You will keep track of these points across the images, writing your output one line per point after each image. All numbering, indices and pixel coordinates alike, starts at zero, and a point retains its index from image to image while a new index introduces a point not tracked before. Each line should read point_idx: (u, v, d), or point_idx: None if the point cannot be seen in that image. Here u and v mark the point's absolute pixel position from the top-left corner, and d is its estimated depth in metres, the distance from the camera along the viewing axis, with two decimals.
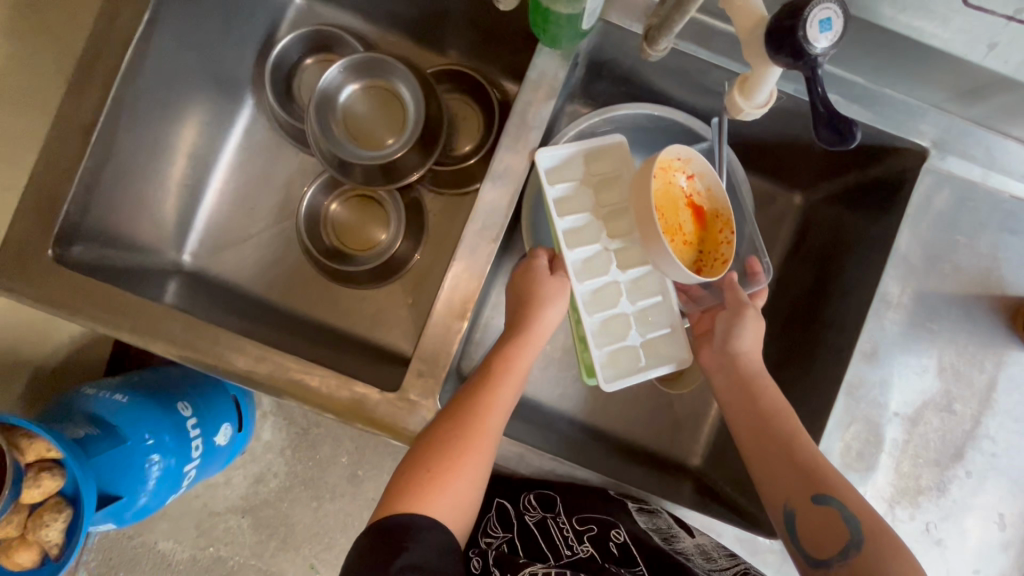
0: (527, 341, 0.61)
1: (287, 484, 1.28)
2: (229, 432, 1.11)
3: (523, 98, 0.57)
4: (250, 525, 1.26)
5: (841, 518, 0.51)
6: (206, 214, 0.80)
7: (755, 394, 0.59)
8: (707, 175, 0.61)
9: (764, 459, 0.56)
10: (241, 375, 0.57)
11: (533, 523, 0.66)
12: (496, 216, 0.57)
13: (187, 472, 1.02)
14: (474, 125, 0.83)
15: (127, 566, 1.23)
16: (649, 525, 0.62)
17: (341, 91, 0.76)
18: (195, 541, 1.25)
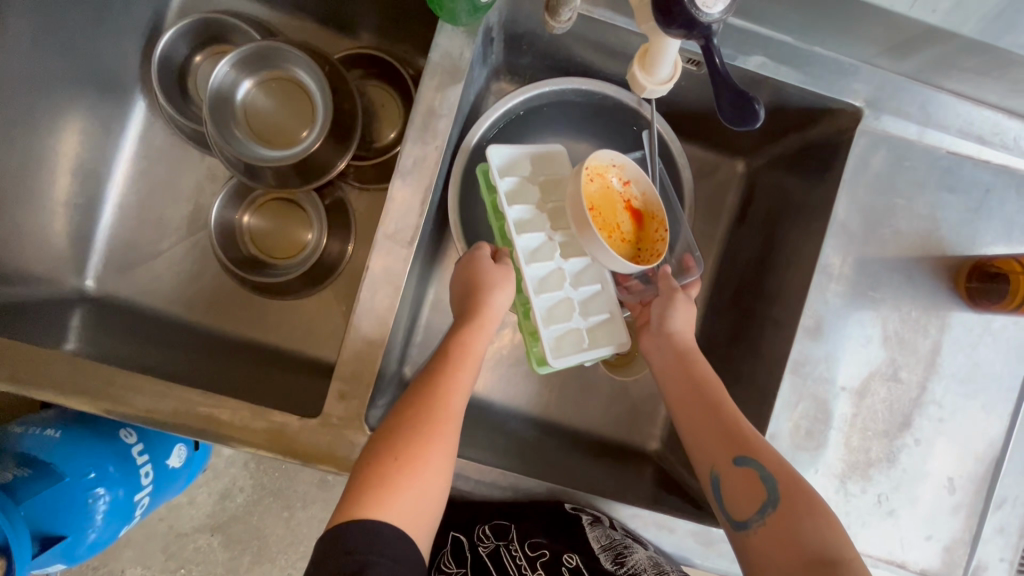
0: (481, 327, 0.57)
1: (255, 497, 1.23)
2: (184, 451, 1.00)
3: (427, 81, 0.52)
4: (221, 543, 1.22)
5: (757, 478, 0.50)
6: (109, 231, 0.73)
7: (690, 368, 0.58)
8: (641, 180, 0.60)
9: (702, 426, 0.54)
10: (145, 415, 0.52)
11: (487, 555, 0.67)
12: (408, 218, 0.52)
13: (139, 500, 0.95)
14: (396, 112, 0.77)
15: None
16: (601, 541, 0.63)
17: (236, 88, 0.68)
18: (164, 565, 1.21)
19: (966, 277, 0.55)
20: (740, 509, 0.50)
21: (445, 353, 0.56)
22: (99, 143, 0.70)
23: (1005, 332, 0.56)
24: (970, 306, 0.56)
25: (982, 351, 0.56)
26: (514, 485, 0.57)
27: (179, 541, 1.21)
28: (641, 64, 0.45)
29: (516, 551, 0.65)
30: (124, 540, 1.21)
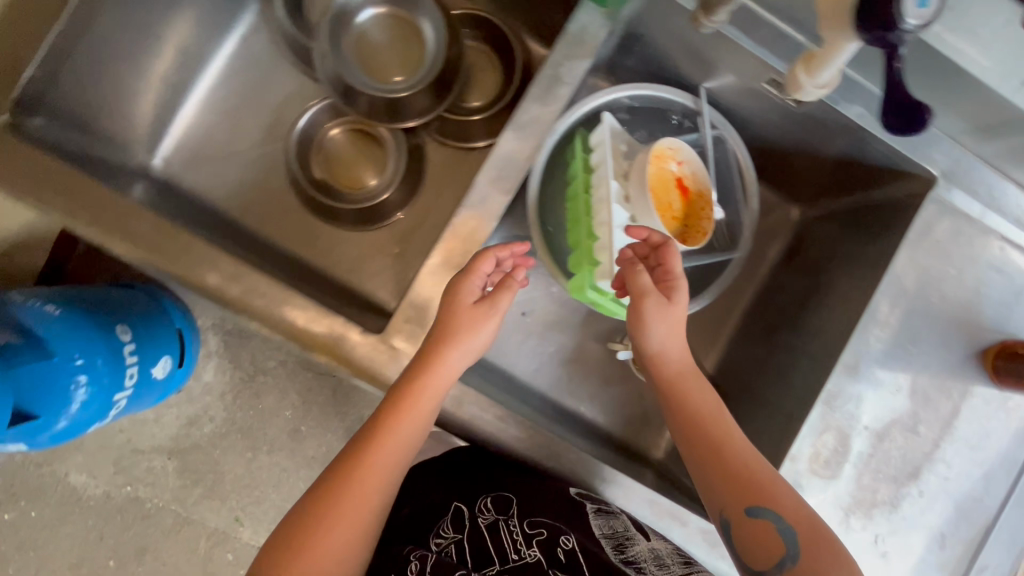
0: (457, 343, 0.52)
1: (222, 431, 1.21)
2: (167, 365, 1.03)
3: (560, 50, 0.55)
4: (175, 468, 1.20)
5: (775, 529, 0.52)
6: (188, 119, 0.73)
7: (695, 418, 0.58)
8: (693, 162, 0.69)
9: (711, 476, 0.56)
10: (210, 294, 0.52)
11: (486, 525, 0.68)
12: (511, 168, 0.54)
13: (117, 400, 0.93)
14: (492, 81, 0.79)
15: (31, 494, 1.16)
16: (603, 530, 0.64)
17: (360, 12, 0.72)
18: (112, 478, 1.18)
19: (994, 354, 0.59)
20: (757, 560, 0.53)
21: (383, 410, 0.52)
22: (205, 37, 0.71)
23: (1018, 411, 0.60)
24: (993, 381, 0.60)
25: (994, 424, 0.60)
26: (544, 447, 0.58)
27: (135, 457, 1.19)
28: (805, 66, 0.51)
29: (515, 526, 0.66)
30: (78, 442, 1.18)
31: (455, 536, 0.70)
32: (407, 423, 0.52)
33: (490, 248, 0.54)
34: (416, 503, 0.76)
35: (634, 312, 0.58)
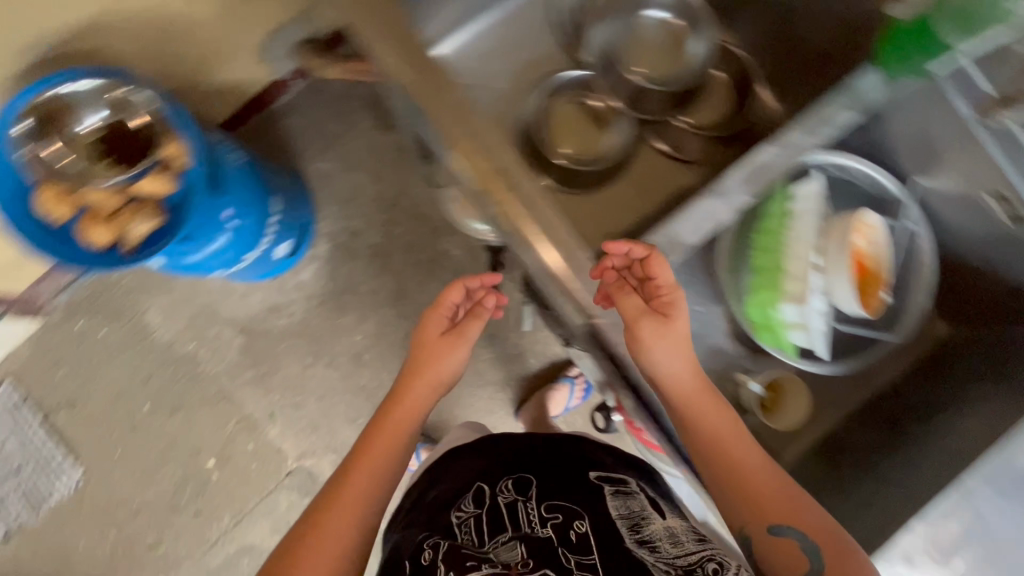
0: (431, 372, 0.85)
1: (293, 329, 1.44)
2: (286, 249, 1.28)
3: (839, 97, 0.62)
4: (239, 345, 1.43)
5: (798, 545, 0.61)
6: (457, 44, 0.87)
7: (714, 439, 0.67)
8: (878, 241, 0.74)
9: (732, 499, 0.64)
10: (476, 177, 0.59)
11: (505, 501, 0.90)
12: (766, 174, 0.61)
13: (247, 255, 1.13)
14: (719, 107, 0.91)
15: (111, 314, 1.40)
16: (620, 510, 0.86)
17: (655, 11, 0.90)
18: (182, 330, 1.42)
19: None
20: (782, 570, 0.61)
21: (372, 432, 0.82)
22: None
23: None
24: None
25: None
26: None
27: (227, 318, 1.43)
28: None
29: (532, 507, 0.88)
30: (164, 288, 1.42)
31: (476, 510, 0.91)
32: (400, 413, 0.84)
33: (464, 272, 0.68)
34: (449, 485, 0.97)
35: (633, 337, 0.64)
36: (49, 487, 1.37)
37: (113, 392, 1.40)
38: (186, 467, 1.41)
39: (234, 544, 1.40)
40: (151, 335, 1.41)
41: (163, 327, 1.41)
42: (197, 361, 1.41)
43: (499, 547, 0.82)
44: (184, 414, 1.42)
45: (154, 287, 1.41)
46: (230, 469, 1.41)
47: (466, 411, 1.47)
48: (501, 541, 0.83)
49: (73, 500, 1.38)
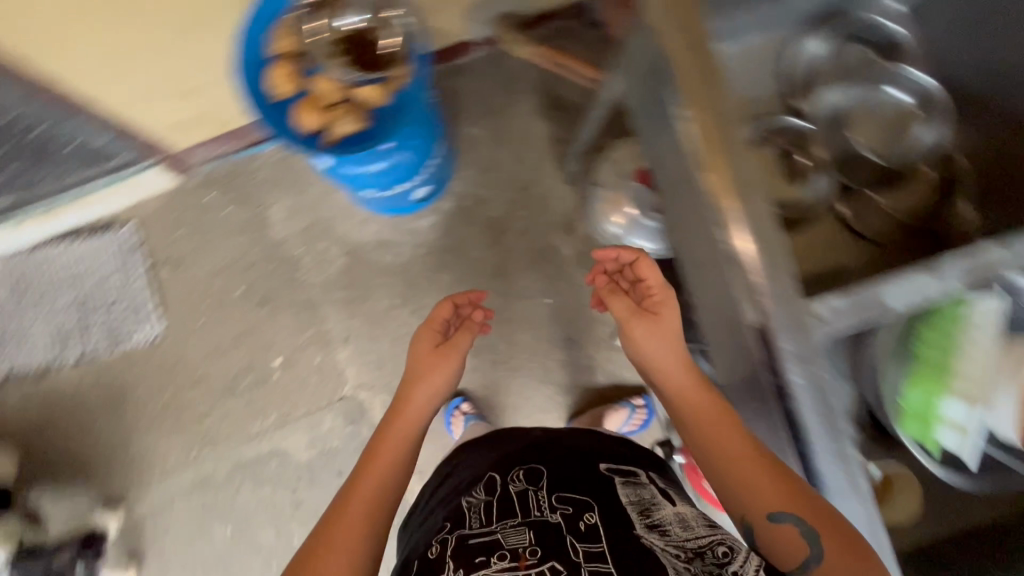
0: (429, 377, 0.94)
1: (393, 269, 1.49)
2: (424, 193, 1.35)
3: None
4: (341, 265, 1.49)
5: (796, 530, 0.64)
6: None
7: (699, 414, 0.77)
8: None
9: (734, 489, 0.69)
10: (713, 178, 0.62)
11: (516, 489, 0.87)
12: (987, 271, 0.63)
13: (402, 183, 1.21)
14: (917, 199, 0.97)
15: (240, 197, 1.48)
16: (630, 498, 0.84)
17: (896, 95, 1.01)
18: (295, 233, 1.48)
19: None
20: (786, 558, 0.65)
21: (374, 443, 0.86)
22: None
23: None
24: None
25: None
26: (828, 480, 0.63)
27: (340, 237, 1.49)
28: None
29: (542, 496, 0.84)
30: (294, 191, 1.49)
31: (486, 497, 0.89)
32: (403, 423, 0.89)
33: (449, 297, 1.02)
34: (466, 473, 0.99)
35: (630, 335, 0.86)
36: (132, 330, 1.46)
37: (215, 268, 1.48)
38: (254, 358, 1.47)
39: (270, 443, 1.46)
40: (267, 229, 1.48)
41: (281, 226, 1.48)
42: (299, 267, 1.47)
43: (505, 529, 0.79)
44: (269, 310, 1.48)
45: (285, 186, 1.48)
46: (291, 374, 1.47)
47: (522, 401, 1.49)
48: (507, 522, 0.80)
49: (147, 350, 1.46)
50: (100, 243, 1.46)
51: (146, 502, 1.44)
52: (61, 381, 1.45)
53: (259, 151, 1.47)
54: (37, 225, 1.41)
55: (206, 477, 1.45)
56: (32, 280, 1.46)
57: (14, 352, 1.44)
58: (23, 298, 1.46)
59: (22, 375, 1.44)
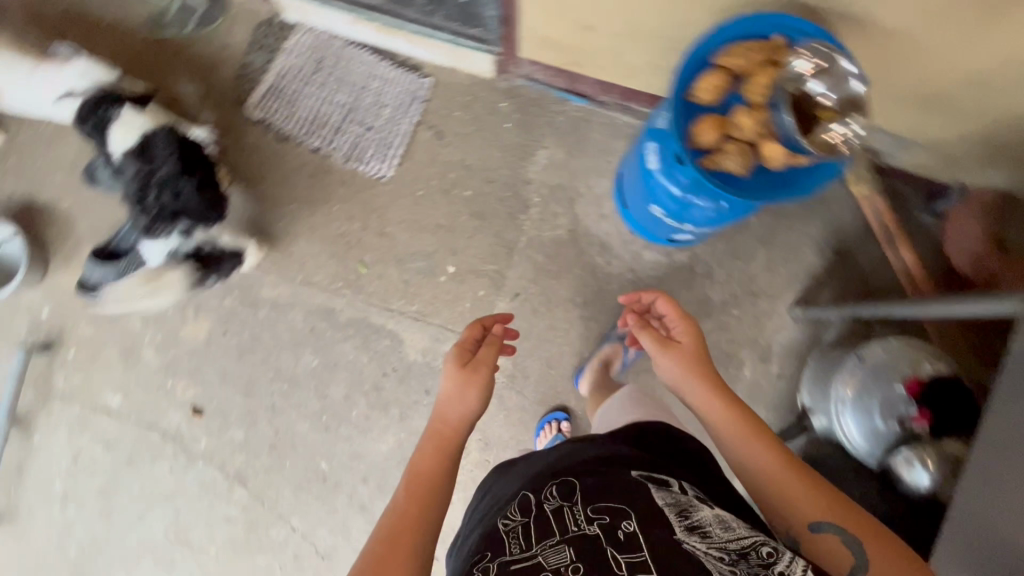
0: (460, 395, 1.00)
1: (596, 272, 1.49)
2: (685, 237, 1.35)
3: None
4: (559, 236, 1.50)
5: (840, 540, 0.77)
6: None
7: (729, 423, 0.92)
8: None
9: (780, 504, 0.83)
10: None
11: (552, 508, 0.83)
12: None
13: (688, 222, 1.21)
14: None
15: (527, 124, 1.52)
16: (666, 499, 0.81)
17: None
18: (545, 183, 1.51)
19: None
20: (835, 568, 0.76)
21: (411, 468, 0.93)
22: None
23: None
24: None
25: None
26: None
27: (575, 213, 1.51)
28: None
29: (579, 510, 0.81)
30: (570, 152, 1.51)
31: (522, 518, 0.85)
32: (441, 445, 0.96)
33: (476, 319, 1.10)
34: (507, 494, 0.95)
35: (659, 363, 1.03)
36: (370, 159, 1.53)
37: (464, 162, 1.53)
38: (437, 251, 1.51)
39: (396, 325, 1.50)
40: (527, 164, 1.52)
41: (539, 170, 1.51)
42: (528, 212, 1.51)
43: (545, 549, 0.77)
44: (477, 225, 1.51)
45: (568, 143, 1.51)
46: (454, 287, 1.50)
47: None
48: (546, 542, 0.78)
49: (367, 183, 1.53)
50: (400, 76, 1.54)
51: (275, 292, 1.52)
52: (289, 156, 1.54)
53: (571, 101, 1.50)
54: (370, 30, 1.49)
55: (331, 311, 1.50)
56: (331, 65, 1.56)
57: (277, 107, 1.55)
58: (313, 73, 1.56)
59: (268, 129, 1.55)
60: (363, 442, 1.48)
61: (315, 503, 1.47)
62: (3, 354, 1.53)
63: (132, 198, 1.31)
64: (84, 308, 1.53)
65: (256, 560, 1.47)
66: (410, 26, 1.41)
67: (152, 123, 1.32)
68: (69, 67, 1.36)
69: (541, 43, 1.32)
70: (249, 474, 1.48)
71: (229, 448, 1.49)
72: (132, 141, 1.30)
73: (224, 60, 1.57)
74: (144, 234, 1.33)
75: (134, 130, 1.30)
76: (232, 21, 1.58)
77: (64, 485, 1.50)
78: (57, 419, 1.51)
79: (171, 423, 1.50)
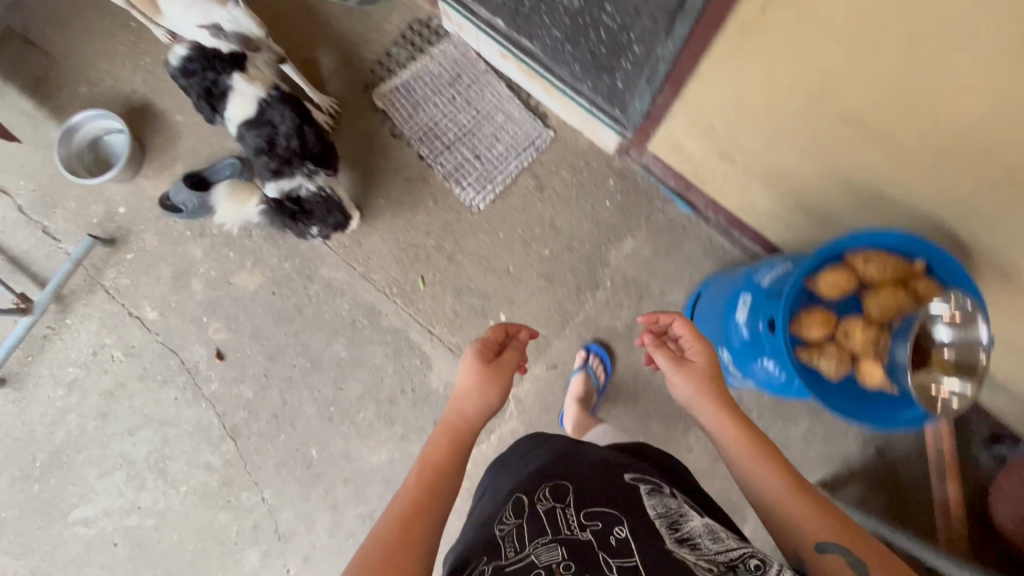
0: (479, 391, 0.94)
1: (637, 374, 1.48)
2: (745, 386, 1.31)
3: None
4: (615, 326, 1.49)
5: (845, 561, 0.70)
6: None
7: (740, 440, 0.85)
8: None
9: (786, 525, 0.77)
10: None
11: (545, 509, 0.82)
12: None
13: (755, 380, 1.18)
14: None
15: (626, 209, 1.51)
16: (658, 508, 0.83)
17: None
18: (621, 271, 1.50)
19: None
20: None
21: (422, 461, 0.87)
22: None
23: None
24: None
25: None
26: None
27: (638, 311, 1.49)
28: None
29: (572, 513, 0.81)
30: (657, 251, 1.49)
31: (515, 520, 0.82)
32: (455, 441, 0.90)
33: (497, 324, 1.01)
34: (496, 500, 0.91)
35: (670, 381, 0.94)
36: (467, 185, 1.54)
37: (553, 222, 1.52)
38: (496, 295, 1.51)
39: (431, 349, 1.50)
40: (611, 246, 1.51)
41: (620, 256, 1.50)
42: (595, 292, 1.50)
43: (537, 548, 0.76)
44: (542, 285, 1.51)
45: (658, 242, 1.49)
46: None
47: None
48: (538, 541, 0.77)
49: (456, 206, 1.54)
50: (525, 118, 1.54)
51: (331, 274, 1.53)
52: (393, 153, 1.56)
53: (676, 205, 1.48)
54: (514, 68, 1.50)
55: (375, 313, 1.52)
56: (465, 83, 1.57)
57: (400, 104, 1.57)
58: (446, 85, 1.57)
59: (384, 121, 1.57)
60: (358, 446, 1.49)
61: (291, 484, 1.49)
62: (70, 232, 1.59)
63: (256, 153, 1.33)
64: (157, 219, 1.58)
65: (217, 515, 1.48)
66: (553, 80, 1.39)
67: (264, 89, 1.33)
68: (222, 7, 1.29)
69: (671, 148, 1.30)
70: (243, 432, 1.50)
71: (234, 401, 1.51)
72: (249, 111, 1.31)
73: (367, 41, 1.60)
74: (272, 177, 1.36)
75: (250, 99, 1.31)
76: (389, 8, 1.60)
77: (75, 373, 1.55)
78: (93, 310, 1.56)
79: (192, 356, 1.53)
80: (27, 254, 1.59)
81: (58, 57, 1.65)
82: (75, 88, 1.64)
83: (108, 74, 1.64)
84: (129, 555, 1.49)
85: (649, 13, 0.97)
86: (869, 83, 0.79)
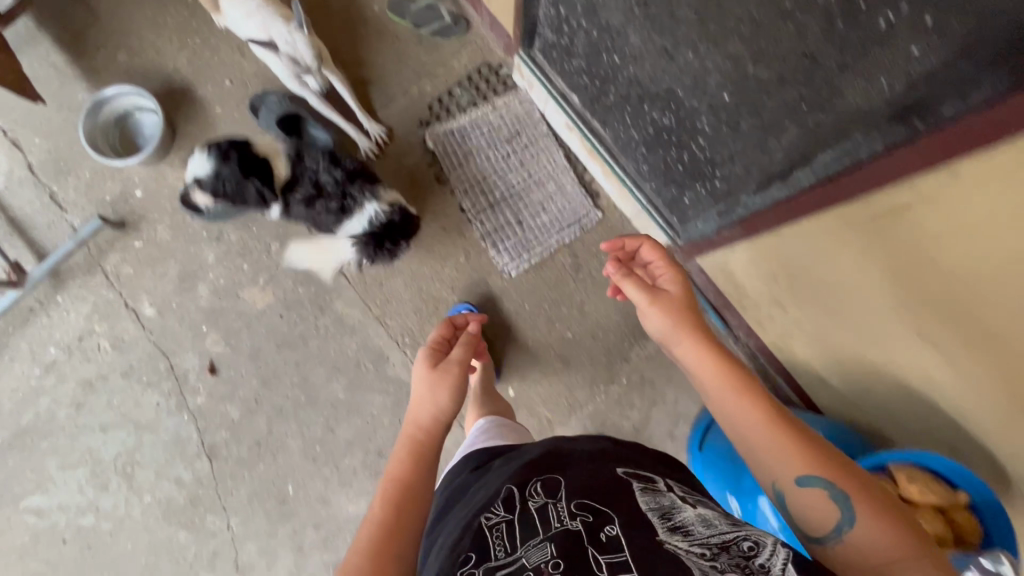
0: (432, 389, 0.85)
1: None
2: None
3: None
4: (622, 425, 1.45)
5: (824, 492, 0.67)
6: None
7: (720, 373, 0.76)
8: None
9: (765, 460, 0.70)
10: None
11: (535, 504, 0.74)
12: None
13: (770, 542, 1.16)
14: None
15: None
16: (650, 501, 0.73)
17: None
18: (639, 371, 1.46)
19: None
20: (814, 524, 0.66)
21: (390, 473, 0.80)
22: None
23: None
24: None
25: None
26: None
27: (648, 414, 1.46)
28: None
29: (562, 507, 0.72)
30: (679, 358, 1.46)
31: (505, 513, 0.75)
32: (421, 445, 0.82)
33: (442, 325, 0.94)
34: (484, 492, 0.84)
35: (640, 309, 0.83)
36: (505, 249, 1.48)
37: (582, 305, 1.48)
38: (508, 367, 1.47)
39: None
40: (634, 342, 1.47)
41: (641, 355, 1.47)
42: (608, 386, 1.46)
43: (528, 549, 0.67)
44: (557, 367, 1.47)
45: None
46: None
47: None
48: (530, 542, 0.68)
49: (487, 267, 1.49)
50: (576, 193, 1.49)
51: (345, 310, 1.47)
52: (434, 199, 1.50)
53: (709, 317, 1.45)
54: (576, 141, 1.44)
55: (382, 360, 1.46)
56: (523, 142, 1.51)
57: (452, 148, 1.50)
58: (503, 139, 1.51)
59: (433, 164, 1.51)
60: (338, 493, 1.43)
61: (260, 517, 1.43)
62: (79, 205, 1.50)
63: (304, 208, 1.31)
64: (174, 212, 1.49)
65: (177, 533, 1.42)
66: (615, 169, 1.34)
67: (285, 148, 1.33)
68: (284, 25, 1.25)
69: (719, 269, 1.26)
70: (221, 453, 1.44)
71: (218, 419, 1.45)
72: (283, 170, 1.31)
73: (431, 75, 1.53)
74: (337, 226, 1.32)
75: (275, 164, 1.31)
76: (460, 46, 1.53)
77: (56, 355, 1.46)
78: (88, 293, 1.48)
79: (183, 364, 1.46)
80: (28, 218, 1.49)
81: (102, 16, 1.55)
82: (114, 54, 1.54)
83: (152, 46, 1.55)
84: (76, 555, 1.42)
85: (745, 164, 0.92)
86: (993, 323, 0.69)
